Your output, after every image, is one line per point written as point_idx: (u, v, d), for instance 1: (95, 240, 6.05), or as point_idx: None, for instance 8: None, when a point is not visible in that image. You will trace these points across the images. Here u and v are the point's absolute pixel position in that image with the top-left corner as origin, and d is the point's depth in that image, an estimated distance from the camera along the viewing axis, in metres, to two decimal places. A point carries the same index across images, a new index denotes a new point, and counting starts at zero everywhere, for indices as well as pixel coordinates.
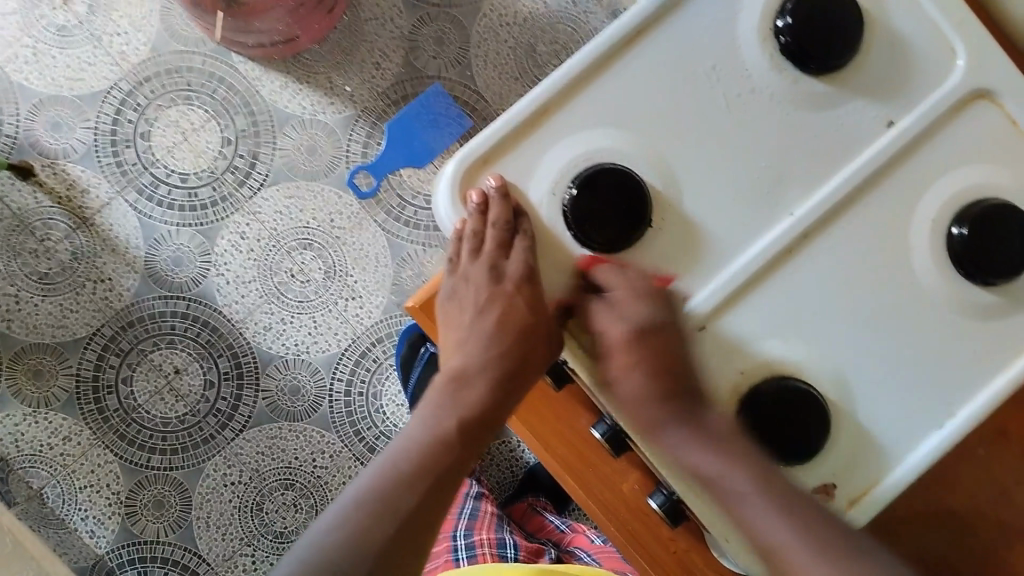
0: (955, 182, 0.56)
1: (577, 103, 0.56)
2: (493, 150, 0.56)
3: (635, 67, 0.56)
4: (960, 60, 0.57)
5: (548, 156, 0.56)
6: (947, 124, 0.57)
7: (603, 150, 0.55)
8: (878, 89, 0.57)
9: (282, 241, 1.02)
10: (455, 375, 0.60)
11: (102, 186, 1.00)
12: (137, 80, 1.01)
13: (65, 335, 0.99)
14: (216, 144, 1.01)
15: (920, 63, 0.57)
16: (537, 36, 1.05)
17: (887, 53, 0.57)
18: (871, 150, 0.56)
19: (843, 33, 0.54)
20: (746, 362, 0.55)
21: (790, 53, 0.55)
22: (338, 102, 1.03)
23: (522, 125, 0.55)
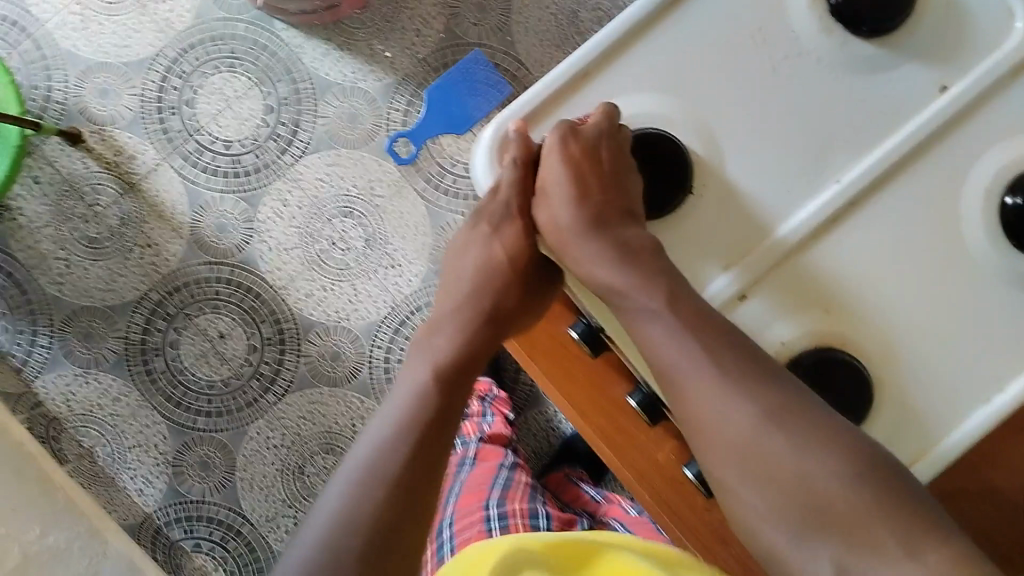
0: (1011, 149, 0.55)
1: (618, 69, 0.58)
2: (530, 113, 0.59)
3: (672, 37, 0.57)
4: (1017, 23, 0.56)
5: (585, 122, 0.59)
6: (1004, 90, 0.56)
7: (644, 116, 0.58)
8: (928, 54, 0.57)
9: (323, 209, 1.02)
10: (432, 328, 0.63)
11: (149, 152, 1.02)
12: (182, 47, 1.02)
13: (114, 298, 1.02)
14: (258, 111, 1.02)
15: (969, 32, 0.56)
16: (579, 2, 1.03)
17: (936, 20, 0.57)
18: (922, 115, 0.56)
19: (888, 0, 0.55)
20: (787, 331, 0.56)
21: (841, 15, 0.56)
22: (378, 70, 1.02)
23: (559, 88, 0.58)
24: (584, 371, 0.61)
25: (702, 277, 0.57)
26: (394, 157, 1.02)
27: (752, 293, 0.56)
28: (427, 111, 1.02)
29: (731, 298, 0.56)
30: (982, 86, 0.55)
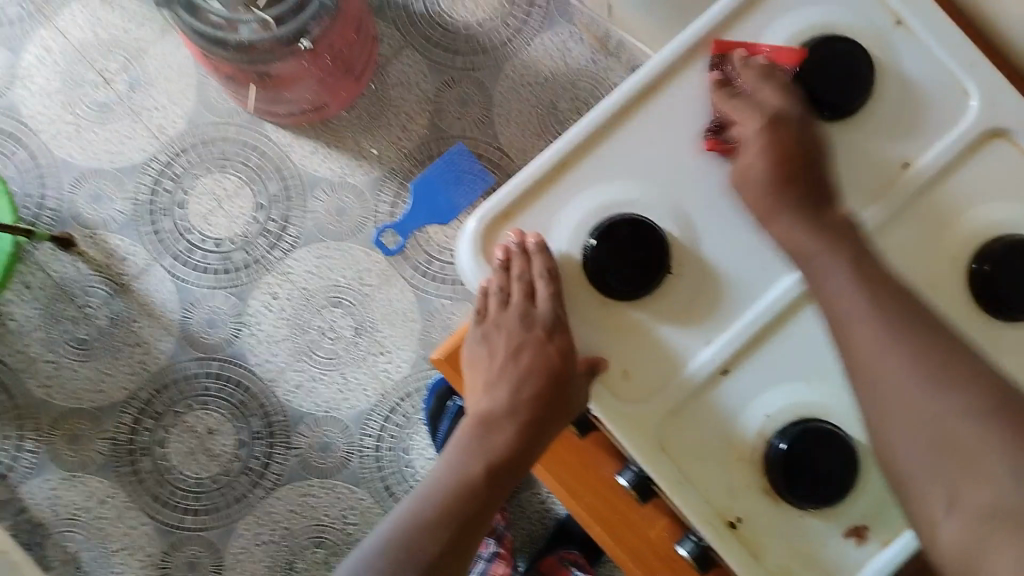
0: (977, 219, 0.56)
1: (597, 157, 0.58)
2: (514, 205, 0.58)
3: (641, 129, 0.57)
4: (972, 100, 0.57)
5: (564, 210, 0.58)
6: (963, 165, 0.57)
7: (620, 203, 0.57)
8: (890, 132, 0.57)
9: (311, 299, 1.04)
10: (481, 421, 0.57)
11: (139, 252, 1.04)
12: (174, 151, 1.05)
13: (103, 399, 1.01)
14: (248, 209, 1.04)
15: (929, 110, 0.57)
16: (558, 94, 1.07)
17: (898, 101, 0.57)
18: (884, 195, 0.56)
19: (848, 84, 0.56)
20: (772, 403, 0.55)
21: (801, 102, 0.56)
22: (365, 165, 1.06)
23: (543, 179, 0.57)
24: (573, 450, 0.60)
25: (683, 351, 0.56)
26: (382, 249, 1.04)
27: (734, 366, 0.56)
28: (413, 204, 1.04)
29: (714, 374, 0.55)
30: (945, 159, 0.56)
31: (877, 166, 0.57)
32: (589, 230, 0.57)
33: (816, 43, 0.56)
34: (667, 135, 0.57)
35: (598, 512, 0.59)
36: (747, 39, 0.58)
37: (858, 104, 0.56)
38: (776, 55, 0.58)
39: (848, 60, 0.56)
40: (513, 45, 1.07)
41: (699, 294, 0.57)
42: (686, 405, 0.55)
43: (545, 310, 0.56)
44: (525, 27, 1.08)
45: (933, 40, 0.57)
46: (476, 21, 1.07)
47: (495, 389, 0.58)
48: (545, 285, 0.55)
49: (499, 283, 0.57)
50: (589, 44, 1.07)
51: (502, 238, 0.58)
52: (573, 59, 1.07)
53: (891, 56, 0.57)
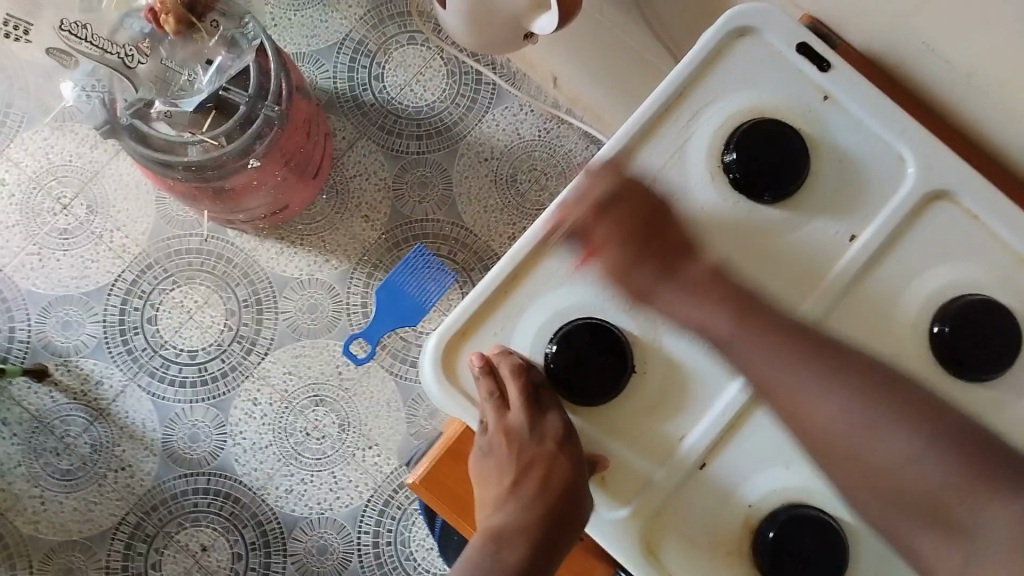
0: (933, 280, 0.56)
1: (546, 264, 0.57)
2: (469, 322, 0.57)
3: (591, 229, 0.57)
4: (909, 167, 0.57)
5: (520, 320, 0.57)
6: (912, 229, 0.57)
7: (574, 309, 0.56)
8: (836, 207, 0.57)
9: (293, 401, 1.03)
10: (490, 536, 0.53)
11: (115, 374, 1.03)
12: (139, 269, 1.05)
13: (92, 528, 1.00)
14: (220, 318, 1.04)
15: (870, 182, 0.57)
16: (515, 167, 1.08)
17: (840, 175, 0.57)
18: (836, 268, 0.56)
19: (792, 162, 0.55)
20: (753, 492, 0.54)
21: (739, 187, 0.57)
22: (333, 259, 1.05)
23: (494, 294, 0.57)
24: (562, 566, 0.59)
25: (657, 455, 0.55)
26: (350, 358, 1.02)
27: (710, 460, 0.55)
28: (376, 315, 0.87)
29: (689, 470, 0.55)
30: (891, 227, 0.56)
31: (825, 236, 0.57)
32: (549, 339, 0.56)
33: (750, 128, 0.56)
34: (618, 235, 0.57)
35: None
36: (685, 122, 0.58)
37: (797, 183, 0.56)
38: (715, 138, 0.58)
39: (788, 141, 0.56)
40: (466, 123, 1.09)
41: (670, 390, 0.56)
42: (665, 505, 0.55)
43: (549, 419, 0.54)
44: (475, 105, 1.09)
45: (870, 115, 0.57)
46: (426, 104, 1.09)
47: (505, 506, 0.55)
48: (517, 385, 0.54)
49: (488, 390, 0.55)
50: (541, 114, 1.09)
51: (463, 356, 0.57)
52: (526, 131, 1.09)
53: (824, 130, 0.58)
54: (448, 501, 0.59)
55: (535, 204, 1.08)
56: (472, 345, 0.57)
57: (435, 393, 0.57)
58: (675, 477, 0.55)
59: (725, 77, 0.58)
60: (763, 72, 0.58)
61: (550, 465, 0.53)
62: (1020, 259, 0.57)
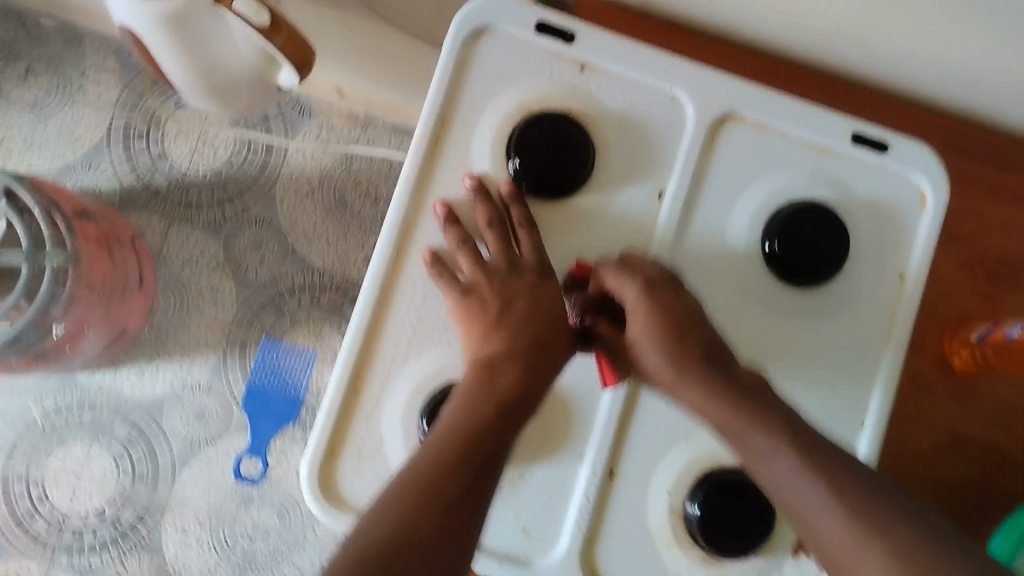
0: (747, 204, 0.55)
1: (383, 350, 0.54)
2: (332, 439, 0.53)
3: (416, 292, 0.54)
4: (686, 104, 0.55)
5: (384, 412, 0.53)
6: (711, 162, 0.55)
7: (435, 377, 0.53)
8: (631, 171, 0.55)
9: (223, 511, 0.98)
10: (482, 365, 0.50)
11: (30, 566, 0.96)
12: (5, 451, 0.97)
13: None
14: (111, 465, 0.97)
15: (654, 129, 0.55)
16: (340, 189, 1.03)
17: (623, 138, 0.54)
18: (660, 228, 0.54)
19: (569, 152, 0.53)
20: (667, 477, 0.51)
21: (537, 194, 0.54)
22: (199, 357, 0.99)
23: (347, 398, 0.53)
24: None
25: (559, 481, 0.51)
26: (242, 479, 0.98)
27: (617, 465, 0.52)
28: None
29: (602, 484, 0.51)
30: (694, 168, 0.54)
31: (631, 209, 0.55)
32: (419, 415, 0.53)
33: (518, 134, 0.53)
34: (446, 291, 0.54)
35: None
36: (460, 149, 0.54)
37: (589, 166, 0.53)
38: (493, 154, 0.54)
39: (559, 132, 0.53)
40: (272, 167, 1.03)
41: (548, 423, 0.52)
42: (595, 529, 0.51)
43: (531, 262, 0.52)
44: (273, 146, 1.03)
45: (628, 69, 0.54)
46: (223, 163, 1.02)
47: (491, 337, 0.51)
48: (490, 233, 0.52)
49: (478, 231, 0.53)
50: (342, 127, 1.03)
51: (344, 473, 0.53)
52: (334, 149, 1.03)
53: (593, 101, 0.54)
54: None
55: (374, 217, 1.03)
56: (347, 460, 0.53)
57: (320, 514, 0.53)
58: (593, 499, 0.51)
59: (478, 88, 0.54)
60: (509, 70, 0.54)
61: (534, 295, 0.51)
62: (814, 149, 0.55)
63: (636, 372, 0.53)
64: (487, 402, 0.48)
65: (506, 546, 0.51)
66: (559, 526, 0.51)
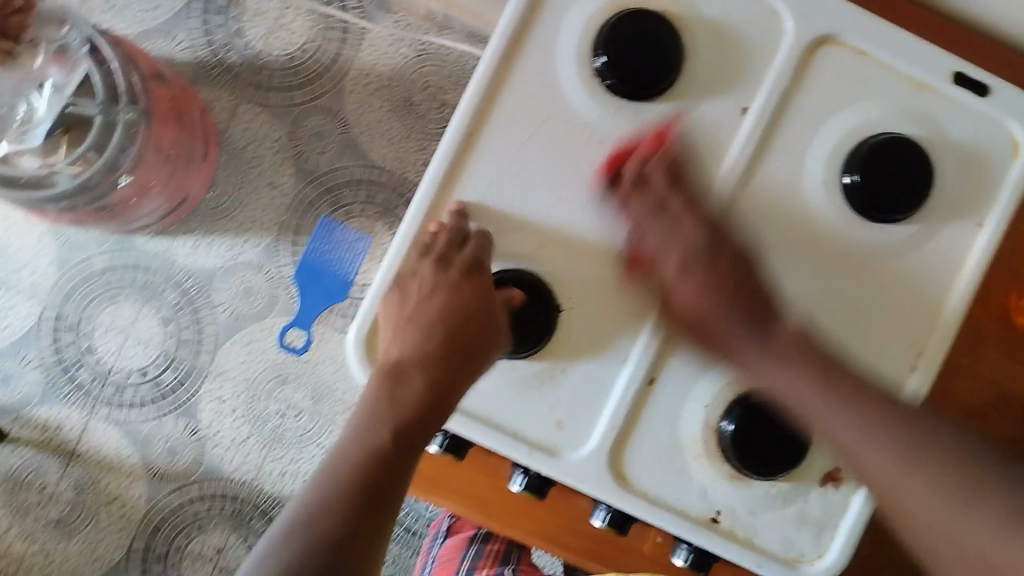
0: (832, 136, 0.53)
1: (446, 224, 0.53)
2: (383, 305, 0.54)
3: (482, 173, 0.53)
4: (787, 19, 0.53)
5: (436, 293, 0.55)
6: (802, 88, 0.53)
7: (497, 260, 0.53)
8: (713, 83, 0.53)
9: (260, 387, 1.01)
10: (388, 368, 0.53)
11: (72, 413, 1.00)
12: (59, 302, 1.00)
13: (104, 564, 0.99)
14: (157, 328, 1.00)
15: (747, 40, 0.53)
16: (409, 89, 1.02)
17: (714, 45, 0.53)
18: (737, 142, 0.53)
19: (657, 56, 0.51)
20: (707, 393, 0.52)
21: (618, 91, 0.52)
22: (253, 236, 1.01)
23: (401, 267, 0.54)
24: (542, 517, 0.55)
25: (601, 382, 0.52)
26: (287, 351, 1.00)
27: (660, 373, 0.52)
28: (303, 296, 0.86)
29: (640, 388, 0.52)
30: (782, 87, 0.53)
31: (711, 120, 0.53)
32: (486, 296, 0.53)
33: (610, 28, 0.51)
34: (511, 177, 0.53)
35: (595, 552, 0.55)
36: (545, 36, 0.53)
37: (674, 73, 0.52)
38: (580, 48, 0.52)
39: (656, 34, 0.51)
40: (343, 58, 1.02)
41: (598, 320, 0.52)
42: (629, 431, 0.52)
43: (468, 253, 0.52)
44: (347, 36, 1.02)
45: None
46: (297, 48, 1.02)
47: (407, 334, 0.54)
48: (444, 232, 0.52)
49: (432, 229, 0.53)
50: (417, 26, 1.02)
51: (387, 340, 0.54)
52: (408, 48, 1.02)
53: (689, 5, 0.52)
54: (454, 496, 0.55)
55: (438, 121, 1.02)
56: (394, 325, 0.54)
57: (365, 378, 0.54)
58: (628, 403, 0.52)
59: None
60: None
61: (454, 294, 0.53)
62: (910, 84, 0.53)
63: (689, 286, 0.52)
64: (421, 374, 0.53)
65: (537, 436, 0.52)
66: (594, 425, 0.52)
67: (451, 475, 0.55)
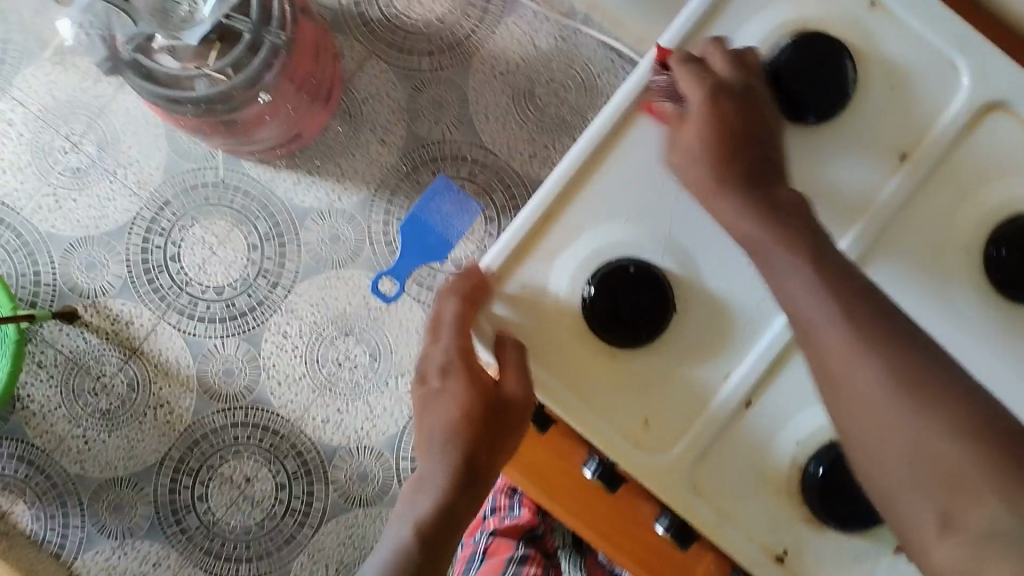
0: (979, 206, 0.54)
1: (580, 207, 0.54)
2: (504, 268, 0.54)
3: (626, 162, 0.54)
4: (963, 78, 0.54)
5: (552, 274, 0.54)
6: (964, 148, 0.54)
7: (610, 248, 0.54)
8: (881, 126, 0.55)
9: (323, 333, 1.02)
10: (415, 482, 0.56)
11: (143, 313, 1.03)
12: (156, 206, 1.03)
13: (137, 464, 1.01)
14: (242, 252, 1.03)
15: (918, 94, 0.54)
16: (534, 80, 1.03)
17: (884, 91, 0.54)
18: (889, 189, 0.54)
19: (826, 89, 0.53)
20: (799, 430, 0.53)
21: (782, 109, 0.54)
22: (351, 187, 1.03)
23: (527, 238, 0.54)
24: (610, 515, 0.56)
25: (699, 394, 0.53)
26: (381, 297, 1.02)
27: (756, 399, 0.53)
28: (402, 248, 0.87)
29: (735, 409, 0.53)
30: (944, 144, 0.54)
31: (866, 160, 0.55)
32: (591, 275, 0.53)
33: (798, 44, 0.53)
34: (650, 173, 0.54)
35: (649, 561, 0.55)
36: (725, 45, 0.55)
37: (840, 107, 0.54)
38: (754, 57, 0.54)
39: (827, 62, 0.53)
40: (479, 36, 1.04)
41: (704, 333, 0.54)
42: (713, 448, 0.53)
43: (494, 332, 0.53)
44: (487, 16, 1.04)
45: (920, 22, 0.54)
46: (435, 17, 1.04)
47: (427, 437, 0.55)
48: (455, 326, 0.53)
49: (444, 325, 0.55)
50: (556, 22, 1.04)
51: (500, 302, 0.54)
52: (541, 41, 1.04)
53: (872, 44, 0.54)
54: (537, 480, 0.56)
55: (554, 117, 1.03)
56: (510, 289, 0.54)
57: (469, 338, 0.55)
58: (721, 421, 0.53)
59: None
60: None
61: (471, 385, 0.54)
62: None
63: None
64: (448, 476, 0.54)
65: (624, 430, 0.53)
66: (680, 435, 0.53)
67: (531, 451, 0.57)
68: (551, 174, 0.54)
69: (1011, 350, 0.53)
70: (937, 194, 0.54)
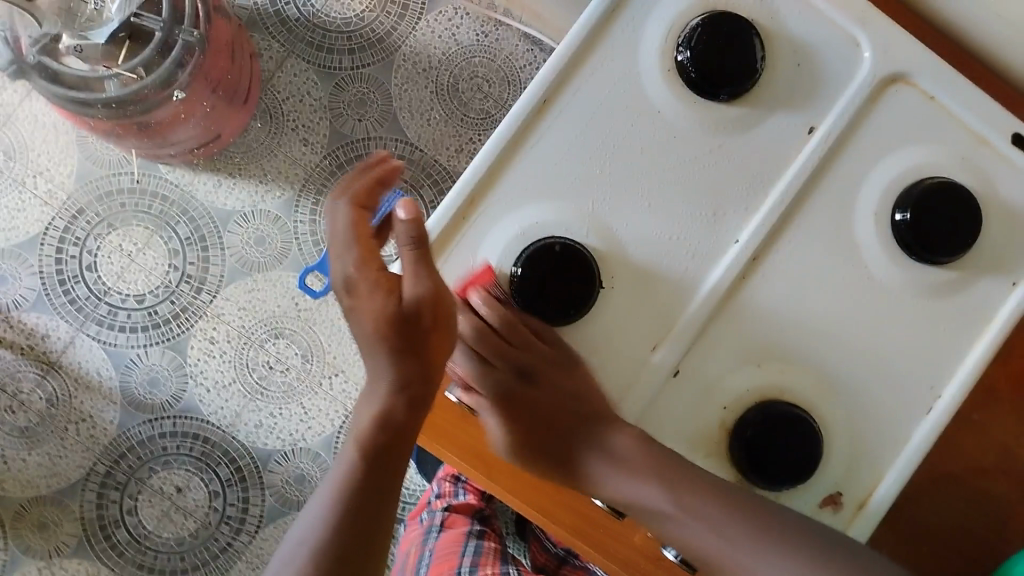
0: (883, 177, 0.57)
1: (503, 190, 0.56)
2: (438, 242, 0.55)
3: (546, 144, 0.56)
4: (864, 52, 0.57)
5: (481, 250, 0.55)
6: (866, 121, 0.57)
7: (535, 227, 0.55)
8: (792, 101, 0.57)
9: (251, 336, 1.00)
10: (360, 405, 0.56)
11: (59, 326, 0.99)
12: (70, 215, 0.99)
13: (61, 481, 0.98)
14: (163, 258, 1.00)
15: (823, 74, 0.57)
16: (457, 75, 1.04)
17: (792, 70, 0.57)
18: (799, 162, 0.56)
19: (739, 65, 0.54)
20: (726, 395, 0.55)
21: (696, 83, 0.55)
22: (274, 187, 1.01)
23: (455, 219, 0.55)
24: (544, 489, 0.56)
25: (631, 366, 0.56)
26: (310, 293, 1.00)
27: (684, 367, 0.56)
28: None
29: (664, 377, 0.55)
30: (848, 118, 0.56)
31: (779, 135, 0.57)
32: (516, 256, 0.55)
33: (708, 22, 0.54)
34: (569, 155, 0.56)
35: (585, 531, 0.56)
36: (637, 28, 0.56)
37: (750, 82, 0.55)
38: (665, 38, 0.56)
39: (737, 40, 0.55)
40: (399, 33, 1.04)
41: (632, 307, 0.55)
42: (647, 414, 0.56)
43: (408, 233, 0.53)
44: (407, 13, 1.04)
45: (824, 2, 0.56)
46: (354, 15, 1.03)
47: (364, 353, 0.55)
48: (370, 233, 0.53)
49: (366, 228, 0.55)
50: (476, 18, 1.05)
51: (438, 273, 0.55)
52: (462, 36, 1.04)
53: (779, 24, 0.57)
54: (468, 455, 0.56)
55: (478, 111, 1.04)
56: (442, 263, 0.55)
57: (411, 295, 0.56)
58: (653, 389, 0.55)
59: None
60: None
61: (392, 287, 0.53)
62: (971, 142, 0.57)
63: (724, 292, 0.55)
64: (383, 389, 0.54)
65: None
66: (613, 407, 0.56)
67: (459, 427, 0.57)
68: (472, 159, 0.56)
69: (919, 312, 0.57)
70: (844, 165, 0.57)
